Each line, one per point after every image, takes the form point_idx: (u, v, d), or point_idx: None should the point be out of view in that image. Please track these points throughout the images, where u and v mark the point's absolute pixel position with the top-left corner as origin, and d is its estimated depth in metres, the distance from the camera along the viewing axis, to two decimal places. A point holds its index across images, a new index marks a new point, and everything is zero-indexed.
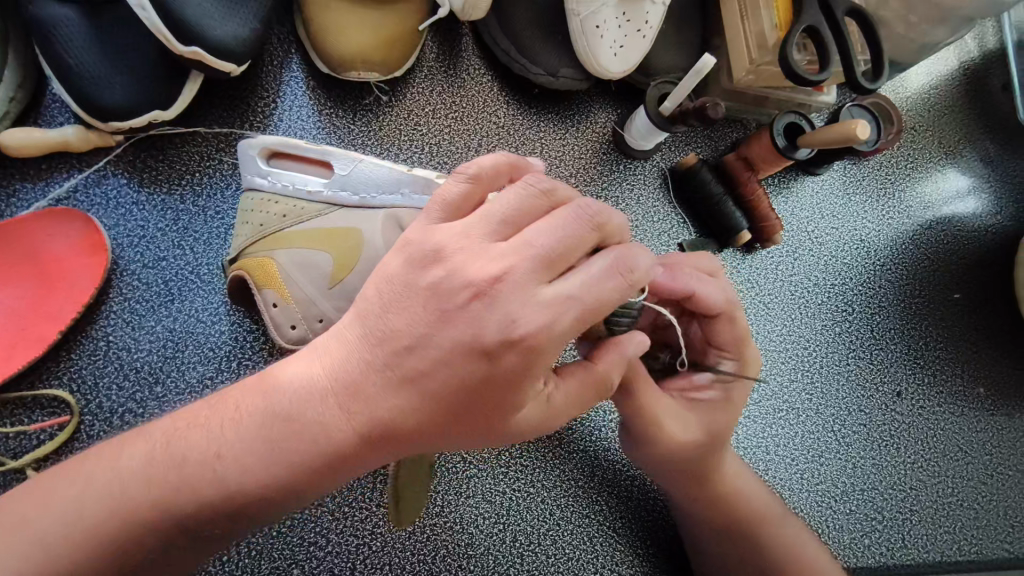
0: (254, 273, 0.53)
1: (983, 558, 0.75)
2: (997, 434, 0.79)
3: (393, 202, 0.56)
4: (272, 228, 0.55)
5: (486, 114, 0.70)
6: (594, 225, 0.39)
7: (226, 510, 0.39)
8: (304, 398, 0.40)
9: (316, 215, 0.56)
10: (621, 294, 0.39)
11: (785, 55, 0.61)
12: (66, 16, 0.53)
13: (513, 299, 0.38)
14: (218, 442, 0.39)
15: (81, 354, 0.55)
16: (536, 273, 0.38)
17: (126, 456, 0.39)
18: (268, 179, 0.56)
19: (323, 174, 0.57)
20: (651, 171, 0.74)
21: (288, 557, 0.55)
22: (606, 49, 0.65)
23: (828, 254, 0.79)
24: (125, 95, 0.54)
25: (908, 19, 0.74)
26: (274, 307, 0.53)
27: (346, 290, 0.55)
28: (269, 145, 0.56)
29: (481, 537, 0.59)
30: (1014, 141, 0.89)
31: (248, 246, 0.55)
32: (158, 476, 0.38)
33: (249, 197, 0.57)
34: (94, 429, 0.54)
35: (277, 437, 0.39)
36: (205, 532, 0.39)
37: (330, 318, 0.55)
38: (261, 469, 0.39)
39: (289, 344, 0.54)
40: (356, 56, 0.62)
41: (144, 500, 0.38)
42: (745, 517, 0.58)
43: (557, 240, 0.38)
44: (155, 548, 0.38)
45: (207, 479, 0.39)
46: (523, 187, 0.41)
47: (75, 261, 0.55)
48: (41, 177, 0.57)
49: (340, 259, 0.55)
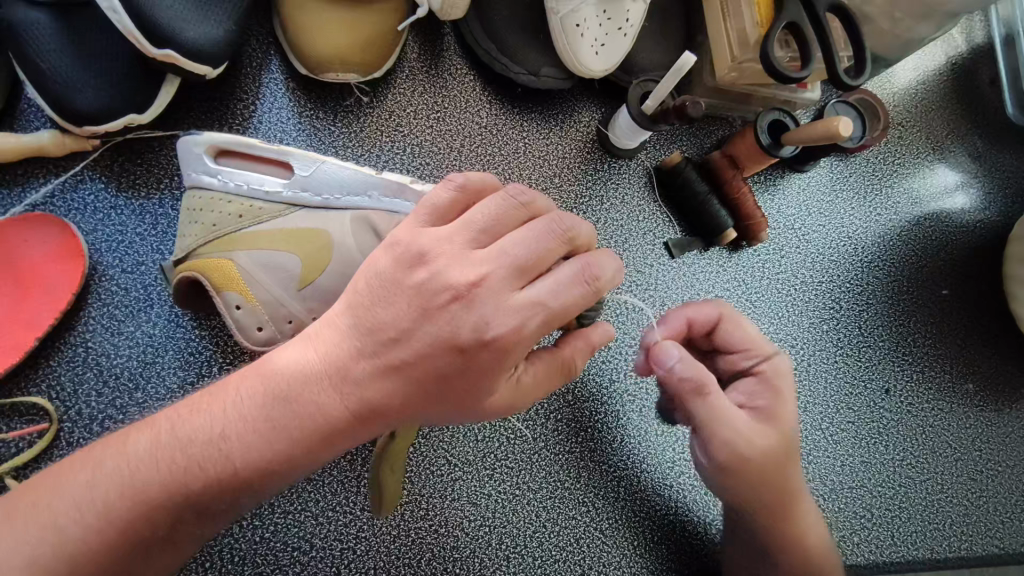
0: (212, 276, 0.52)
1: (972, 554, 0.74)
2: (986, 430, 0.79)
3: (359, 203, 0.57)
4: (224, 229, 0.54)
5: (469, 114, 0.69)
6: (559, 237, 0.43)
7: (228, 488, 0.39)
8: (300, 382, 0.41)
9: (277, 215, 0.56)
10: (587, 300, 0.43)
11: (766, 53, 0.60)
12: (39, 20, 0.52)
13: (488, 302, 0.41)
14: (219, 425, 0.39)
15: (60, 361, 0.54)
16: (510, 280, 0.42)
17: (131, 441, 0.39)
18: (218, 177, 0.55)
19: (282, 174, 0.57)
20: (636, 170, 0.73)
21: (272, 561, 0.54)
22: (587, 48, 0.64)
23: (815, 251, 0.78)
24: (99, 99, 0.54)
25: (892, 14, 0.74)
26: (237, 309, 0.53)
27: (316, 291, 0.55)
28: (217, 142, 0.55)
29: (466, 540, 0.59)
30: (1003, 136, 0.89)
31: (197, 246, 0.54)
32: (165, 458, 0.38)
33: (196, 195, 0.55)
34: (74, 435, 0.53)
35: (277, 418, 0.40)
36: (208, 511, 0.39)
37: (300, 318, 0.55)
38: (265, 447, 0.39)
39: (256, 345, 0.54)
40: (334, 57, 0.62)
41: (150, 481, 0.37)
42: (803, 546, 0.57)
43: (530, 250, 0.42)
44: (164, 531, 0.38)
45: (213, 459, 0.38)
46: (503, 199, 0.44)
47: (53, 267, 0.55)
48: (17, 182, 0.57)
49: (309, 260, 0.55)
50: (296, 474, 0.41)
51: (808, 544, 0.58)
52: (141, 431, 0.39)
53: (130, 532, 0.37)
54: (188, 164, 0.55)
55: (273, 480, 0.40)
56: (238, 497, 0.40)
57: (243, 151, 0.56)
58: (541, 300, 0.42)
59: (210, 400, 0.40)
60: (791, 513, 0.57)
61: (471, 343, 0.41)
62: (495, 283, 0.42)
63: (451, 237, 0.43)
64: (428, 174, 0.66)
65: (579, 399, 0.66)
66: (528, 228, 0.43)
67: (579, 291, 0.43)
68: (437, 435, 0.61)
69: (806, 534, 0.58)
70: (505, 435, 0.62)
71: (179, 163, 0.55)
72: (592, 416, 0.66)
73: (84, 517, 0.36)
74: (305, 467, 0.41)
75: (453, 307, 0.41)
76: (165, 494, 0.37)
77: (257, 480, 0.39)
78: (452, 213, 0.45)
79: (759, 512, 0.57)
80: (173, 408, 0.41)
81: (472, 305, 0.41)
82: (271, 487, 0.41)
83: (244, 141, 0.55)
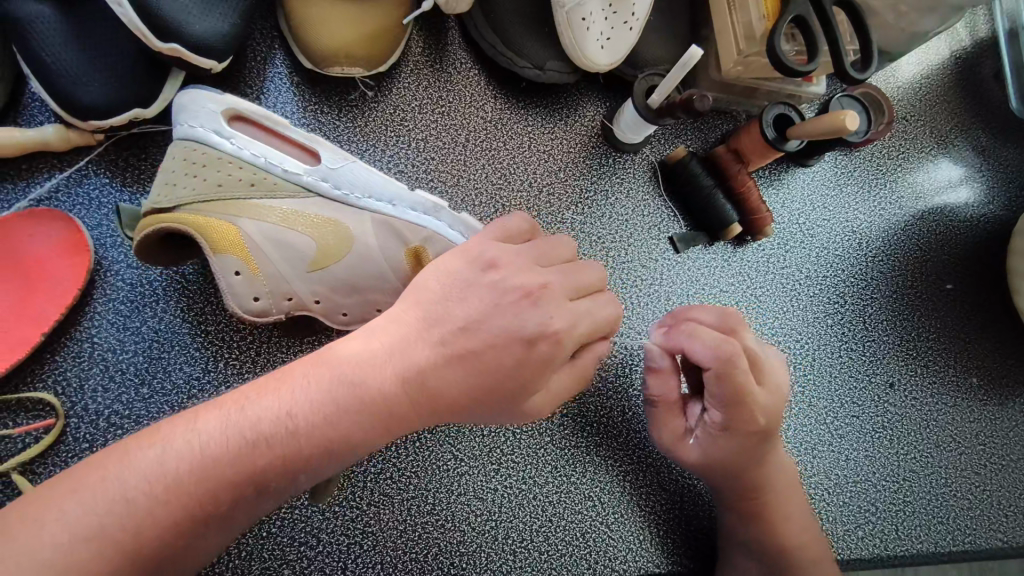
0: (208, 236, 0.51)
1: (975, 548, 0.75)
2: (990, 424, 0.79)
3: (382, 208, 0.57)
4: (228, 192, 0.53)
5: (474, 109, 0.69)
6: (599, 274, 0.51)
7: (287, 468, 0.39)
8: (366, 368, 0.42)
9: (292, 195, 0.55)
10: (616, 318, 0.51)
11: (774, 47, 0.60)
12: (42, 13, 0.52)
13: (553, 306, 0.46)
14: (287, 403, 0.40)
15: (66, 356, 0.54)
16: (566, 292, 0.48)
17: (201, 420, 0.39)
18: (230, 141, 0.55)
19: (304, 159, 0.58)
20: (641, 164, 0.73)
21: (280, 557, 0.54)
22: (593, 42, 0.64)
23: (820, 246, 0.78)
24: (104, 94, 0.53)
25: (898, 8, 0.73)
26: (236, 276, 0.52)
27: (325, 277, 0.55)
28: (238, 108, 0.56)
29: (473, 536, 0.59)
30: (1006, 130, 0.88)
31: (190, 200, 0.51)
32: (232, 434, 0.38)
33: (191, 147, 0.53)
34: (80, 431, 0.53)
35: (344, 399, 0.41)
36: (269, 488, 0.39)
37: (300, 297, 0.55)
38: (328, 420, 0.40)
39: (249, 315, 0.53)
40: (339, 51, 0.61)
41: (218, 457, 0.37)
42: (780, 535, 0.59)
43: (583, 274, 0.50)
44: (226, 506, 0.37)
45: (279, 434, 0.39)
46: (554, 240, 0.51)
47: (58, 263, 0.55)
48: (21, 177, 0.56)
49: (325, 247, 0.55)
50: (350, 456, 0.42)
51: (784, 531, 0.59)
52: (209, 409, 0.40)
53: (193, 502, 0.36)
54: (195, 118, 0.54)
55: (331, 462, 0.41)
56: (298, 473, 0.40)
57: (260, 123, 0.57)
58: (589, 312, 0.48)
59: (279, 383, 0.41)
60: (768, 498, 0.59)
61: (535, 334, 0.45)
62: (556, 291, 0.47)
63: (516, 252, 0.48)
64: (431, 170, 0.66)
65: (585, 394, 0.65)
66: (579, 263, 0.50)
67: (614, 312, 0.50)
68: (441, 430, 0.61)
69: (787, 525, 0.60)
70: (510, 430, 0.62)
71: (179, 112, 0.54)
72: (595, 411, 0.65)
73: (151, 490, 0.36)
74: (349, 456, 0.41)
75: (523, 303, 0.46)
76: (237, 465, 0.37)
77: (319, 458, 0.40)
78: (518, 237, 0.51)
79: (735, 494, 0.59)
80: (238, 391, 0.41)
81: (538, 304, 0.46)
82: (334, 466, 0.42)
83: (271, 118, 0.57)
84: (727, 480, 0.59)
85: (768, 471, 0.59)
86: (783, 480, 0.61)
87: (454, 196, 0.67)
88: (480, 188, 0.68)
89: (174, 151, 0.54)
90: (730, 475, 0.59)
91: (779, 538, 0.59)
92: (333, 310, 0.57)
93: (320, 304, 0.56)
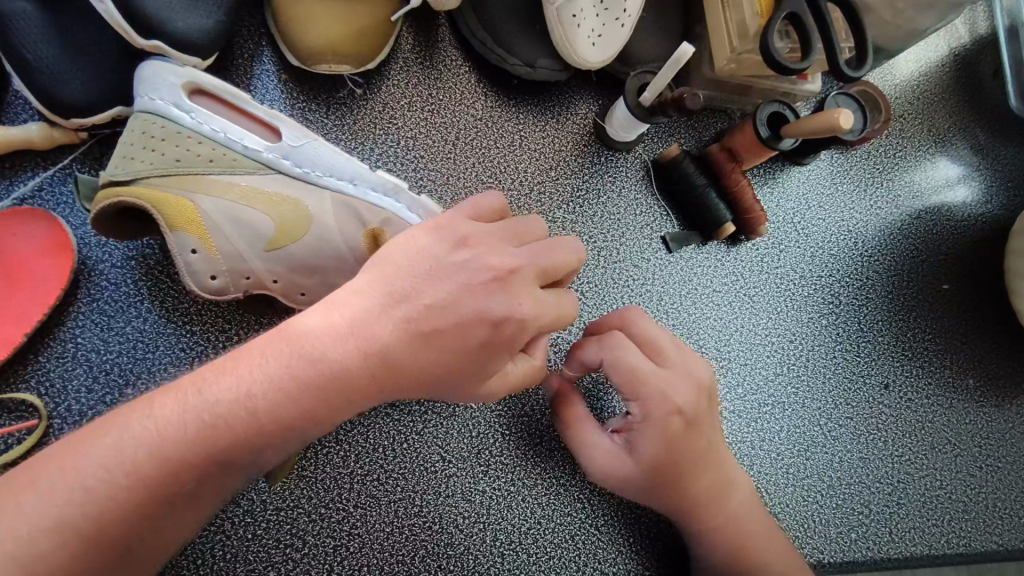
0: (163, 211, 0.51)
1: (971, 550, 0.74)
2: (986, 425, 0.79)
3: (342, 187, 0.57)
4: (187, 167, 0.53)
5: (464, 106, 0.68)
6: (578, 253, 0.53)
7: (247, 450, 0.39)
8: (328, 343, 0.42)
9: (251, 172, 0.55)
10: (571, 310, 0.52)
11: (766, 45, 0.59)
12: (23, 9, 0.51)
13: (521, 291, 0.48)
14: (245, 385, 0.40)
15: (49, 356, 0.54)
16: (534, 277, 0.50)
17: (156, 404, 0.39)
18: (190, 115, 0.54)
19: (264, 135, 0.57)
20: (634, 163, 0.72)
21: (264, 559, 0.54)
22: (583, 39, 0.63)
23: (815, 245, 0.78)
24: (85, 92, 0.53)
25: (895, 5, 0.72)
26: (193, 253, 0.52)
27: (284, 257, 0.55)
28: (198, 81, 0.54)
29: (461, 537, 0.58)
30: (1003, 129, 0.87)
31: (148, 176, 0.52)
32: (192, 417, 0.38)
33: (150, 121, 0.53)
34: (63, 432, 0.53)
35: (304, 377, 0.41)
36: (227, 471, 0.39)
37: (258, 276, 0.54)
38: (286, 401, 0.40)
39: (207, 293, 0.53)
40: (325, 48, 0.61)
41: (179, 441, 0.38)
42: (744, 549, 0.58)
43: (551, 256, 0.51)
44: (192, 486, 0.38)
45: (241, 417, 0.39)
46: (515, 224, 0.52)
47: (42, 263, 0.54)
48: (5, 175, 0.56)
49: (283, 226, 0.54)
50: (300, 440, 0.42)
51: (750, 540, 0.58)
52: (154, 396, 0.40)
53: (158, 486, 0.37)
54: (155, 91, 0.53)
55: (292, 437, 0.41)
56: (260, 450, 0.40)
57: (222, 98, 0.56)
58: (554, 301, 0.50)
59: (236, 361, 0.41)
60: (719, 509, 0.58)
61: (501, 317, 0.47)
62: (524, 276, 0.49)
63: (488, 232, 0.50)
64: (421, 168, 0.66)
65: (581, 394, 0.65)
66: (553, 243, 0.51)
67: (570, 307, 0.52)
68: (430, 431, 0.60)
69: (753, 534, 0.59)
70: (499, 431, 0.62)
71: (138, 84, 0.53)
72: None
73: (112, 479, 0.36)
74: (310, 429, 0.42)
75: (493, 287, 0.47)
76: (195, 450, 0.38)
77: (280, 437, 0.40)
78: (489, 215, 0.52)
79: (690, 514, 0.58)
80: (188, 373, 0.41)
81: (505, 289, 0.48)
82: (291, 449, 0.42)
83: (228, 89, 0.56)
84: (670, 501, 0.57)
85: (715, 471, 0.58)
86: (731, 493, 0.59)
87: (444, 194, 0.66)
88: (470, 187, 0.67)
89: (132, 124, 0.53)
90: (671, 495, 0.57)
91: (748, 550, 0.58)
92: (291, 290, 0.56)
93: (279, 283, 0.55)
